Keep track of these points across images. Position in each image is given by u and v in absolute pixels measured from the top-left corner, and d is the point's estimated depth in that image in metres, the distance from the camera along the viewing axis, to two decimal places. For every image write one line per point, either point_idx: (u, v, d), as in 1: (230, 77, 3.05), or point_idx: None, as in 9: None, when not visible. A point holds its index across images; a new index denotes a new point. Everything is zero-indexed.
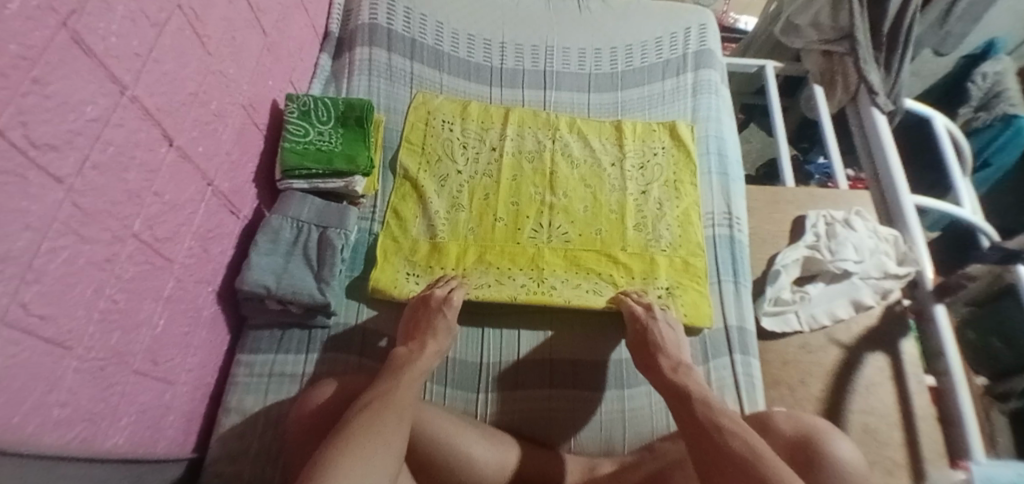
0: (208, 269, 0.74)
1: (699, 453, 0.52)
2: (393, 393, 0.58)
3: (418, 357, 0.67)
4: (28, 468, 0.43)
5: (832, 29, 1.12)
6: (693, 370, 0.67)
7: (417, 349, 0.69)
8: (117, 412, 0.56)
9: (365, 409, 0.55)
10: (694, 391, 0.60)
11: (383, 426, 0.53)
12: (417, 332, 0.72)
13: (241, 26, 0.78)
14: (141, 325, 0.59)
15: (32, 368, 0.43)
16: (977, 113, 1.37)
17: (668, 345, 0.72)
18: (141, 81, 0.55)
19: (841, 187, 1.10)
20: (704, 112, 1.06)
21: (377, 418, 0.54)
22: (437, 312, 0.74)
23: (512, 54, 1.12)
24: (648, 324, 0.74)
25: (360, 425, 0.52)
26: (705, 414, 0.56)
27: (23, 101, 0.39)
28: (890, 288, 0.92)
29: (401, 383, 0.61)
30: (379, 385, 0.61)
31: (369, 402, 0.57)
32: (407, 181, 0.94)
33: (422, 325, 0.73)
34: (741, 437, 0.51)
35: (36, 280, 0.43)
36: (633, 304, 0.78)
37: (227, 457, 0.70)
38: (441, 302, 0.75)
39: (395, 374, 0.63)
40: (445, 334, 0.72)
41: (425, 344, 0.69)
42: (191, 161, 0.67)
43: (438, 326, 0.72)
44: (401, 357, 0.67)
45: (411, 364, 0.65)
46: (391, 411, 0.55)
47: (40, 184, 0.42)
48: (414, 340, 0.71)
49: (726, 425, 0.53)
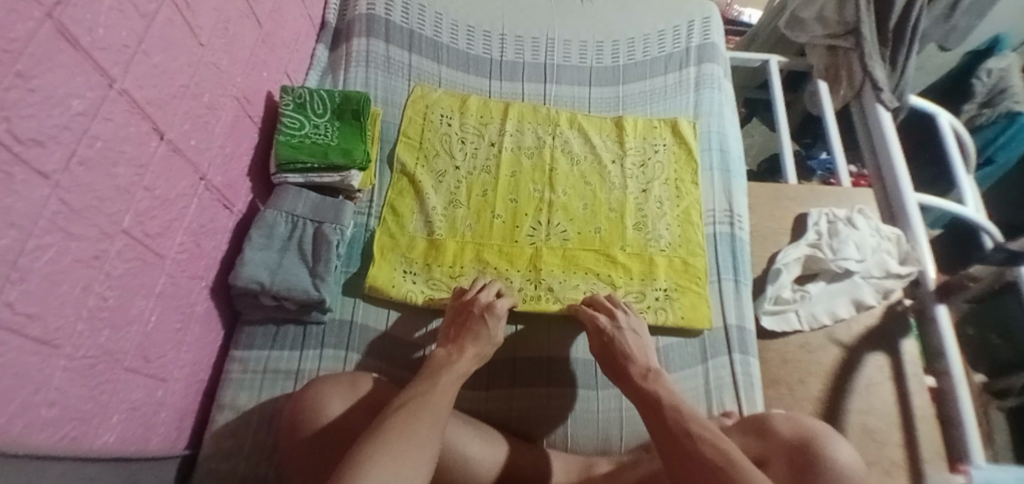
0: (201, 264, 0.72)
1: (675, 460, 0.52)
2: (429, 395, 0.58)
3: (456, 360, 0.66)
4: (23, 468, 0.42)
5: (837, 23, 1.11)
6: (662, 376, 0.66)
7: (456, 353, 0.68)
8: (108, 409, 0.56)
9: (400, 409, 0.55)
10: (664, 399, 0.60)
11: (420, 432, 0.52)
12: (457, 334, 0.72)
13: (233, 16, 0.76)
14: (131, 322, 0.58)
15: (18, 369, 0.42)
16: (981, 109, 1.35)
17: (636, 352, 0.70)
18: (130, 74, 0.54)
19: (844, 184, 1.09)
20: (706, 107, 1.04)
21: (412, 421, 0.53)
22: (478, 319, 0.72)
23: (512, 46, 1.10)
24: (615, 336, 0.72)
25: (395, 426, 0.52)
26: (675, 420, 0.56)
27: (5, 95, 0.37)
28: (892, 288, 0.91)
29: (438, 387, 0.60)
30: (416, 387, 0.60)
31: (406, 402, 0.56)
32: (403, 176, 0.93)
33: (466, 331, 0.71)
34: (711, 443, 0.52)
35: (21, 279, 0.42)
36: (595, 312, 0.76)
37: (220, 454, 0.69)
38: (484, 308, 0.73)
39: (431, 377, 0.62)
40: (485, 341, 0.70)
41: (465, 347, 0.68)
42: (182, 154, 0.65)
43: (478, 331, 0.71)
44: (440, 359, 0.67)
45: (451, 367, 0.64)
46: (428, 415, 0.55)
47: (25, 180, 0.41)
48: (454, 341, 0.70)
49: (697, 431, 0.54)
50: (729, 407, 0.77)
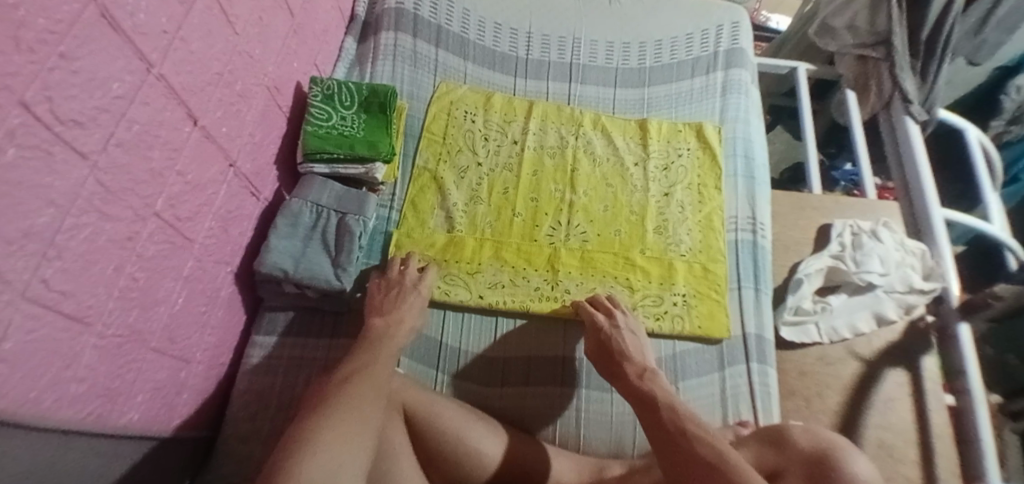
0: (227, 250, 0.73)
1: (668, 460, 0.52)
2: (371, 369, 0.59)
3: (393, 333, 0.67)
4: (33, 438, 0.43)
5: (868, 32, 1.09)
6: (658, 376, 0.66)
7: (393, 324, 0.69)
8: (133, 388, 0.56)
9: (342, 383, 0.56)
10: (659, 398, 0.60)
11: (363, 407, 0.53)
12: (391, 306, 0.72)
13: (267, 6, 0.77)
14: (160, 303, 0.59)
15: (51, 343, 0.43)
16: (1009, 127, 1.33)
17: (633, 352, 0.71)
18: (168, 59, 0.55)
19: (869, 196, 1.07)
20: (732, 113, 1.03)
21: (357, 394, 0.54)
22: (410, 290, 0.75)
23: (538, 45, 1.10)
24: (612, 335, 0.73)
25: (340, 401, 0.53)
26: (672, 422, 0.56)
27: (49, 75, 0.38)
28: (914, 303, 0.90)
29: (379, 359, 0.61)
30: (357, 359, 0.61)
31: (349, 375, 0.57)
32: (425, 172, 0.93)
33: (399, 302, 0.73)
34: (706, 442, 0.51)
35: (58, 256, 0.42)
36: (594, 311, 0.76)
37: (239, 437, 0.71)
38: (415, 281, 0.77)
39: (370, 348, 0.63)
40: (416, 313, 0.73)
41: (401, 320, 0.70)
42: (214, 141, 0.66)
43: (410, 302, 0.74)
44: (377, 331, 0.67)
45: (386, 338, 0.66)
46: (368, 387, 0.56)
47: (65, 160, 0.42)
48: (390, 311, 0.71)
49: (692, 431, 0.53)
50: (744, 417, 0.76)
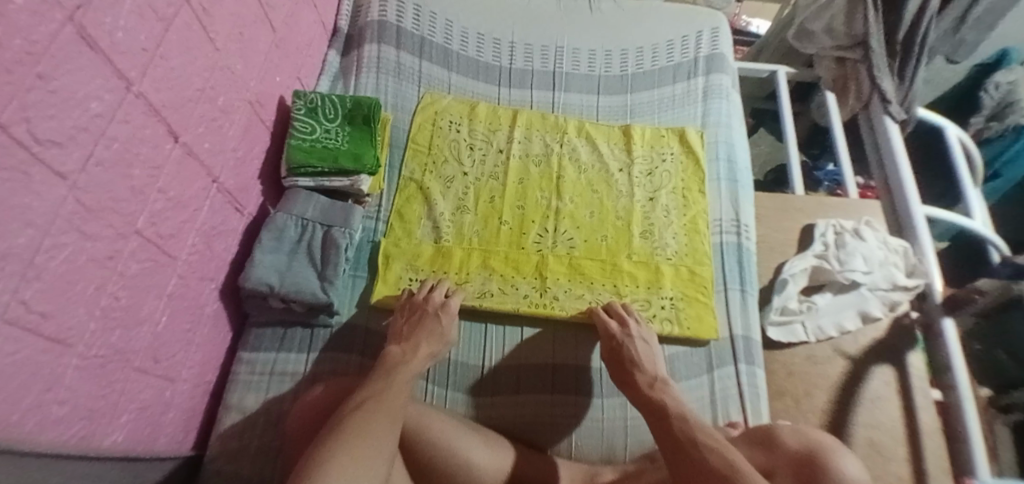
0: (211, 266, 0.73)
1: (677, 467, 0.53)
2: (384, 395, 0.58)
3: (410, 359, 0.67)
4: (27, 466, 0.43)
5: (846, 35, 1.11)
6: (669, 386, 0.66)
7: (410, 351, 0.69)
8: (117, 408, 0.56)
9: (355, 409, 0.56)
10: (671, 407, 0.60)
11: (377, 432, 0.53)
12: (410, 332, 0.73)
13: (249, 22, 0.77)
14: (143, 322, 0.59)
15: (32, 365, 0.43)
16: (989, 122, 1.32)
17: (644, 360, 0.71)
18: (147, 77, 0.55)
19: (851, 196, 1.08)
20: (714, 117, 1.05)
21: (371, 421, 0.54)
22: (432, 316, 0.74)
23: (522, 54, 1.11)
24: (624, 342, 0.73)
25: (353, 428, 0.52)
26: (682, 430, 0.56)
27: (26, 96, 0.38)
28: (898, 300, 0.91)
29: (392, 385, 0.61)
30: (369, 385, 0.61)
31: (362, 402, 0.57)
32: (411, 183, 0.94)
33: (420, 328, 0.73)
34: (718, 453, 0.51)
35: (37, 277, 0.42)
36: (607, 319, 0.77)
37: (227, 455, 0.70)
38: (438, 307, 0.76)
39: (385, 376, 0.63)
40: (437, 339, 0.72)
41: (419, 347, 0.70)
42: (196, 157, 0.66)
43: (429, 329, 0.73)
44: (393, 358, 0.67)
45: (403, 364, 0.66)
46: (384, 415, 0.55)
47: (43, 180, 0.42)
48: (408, 339, 0.71)
49: (702, 441, 0.54)
50: (734, 418, 0.76)
